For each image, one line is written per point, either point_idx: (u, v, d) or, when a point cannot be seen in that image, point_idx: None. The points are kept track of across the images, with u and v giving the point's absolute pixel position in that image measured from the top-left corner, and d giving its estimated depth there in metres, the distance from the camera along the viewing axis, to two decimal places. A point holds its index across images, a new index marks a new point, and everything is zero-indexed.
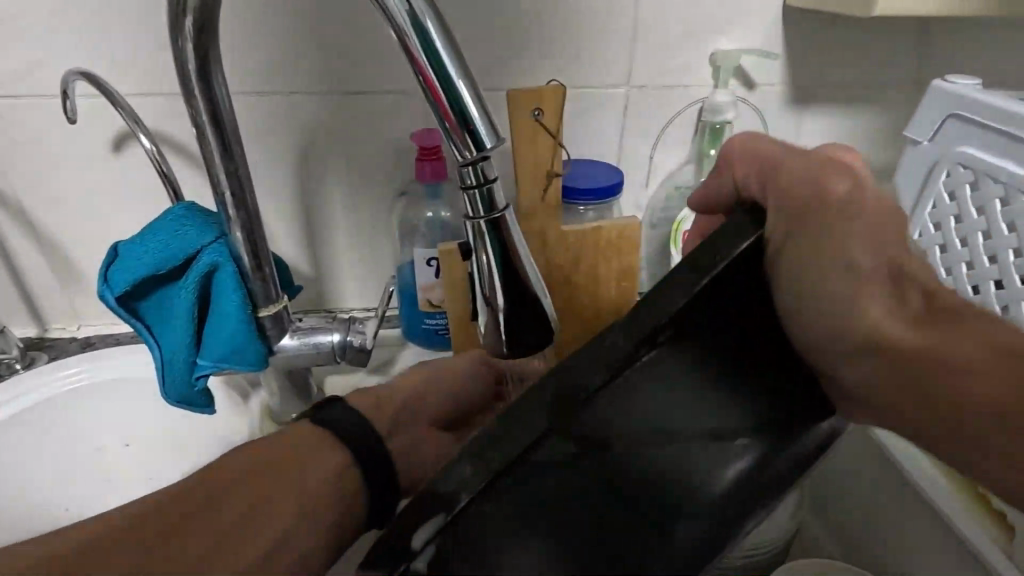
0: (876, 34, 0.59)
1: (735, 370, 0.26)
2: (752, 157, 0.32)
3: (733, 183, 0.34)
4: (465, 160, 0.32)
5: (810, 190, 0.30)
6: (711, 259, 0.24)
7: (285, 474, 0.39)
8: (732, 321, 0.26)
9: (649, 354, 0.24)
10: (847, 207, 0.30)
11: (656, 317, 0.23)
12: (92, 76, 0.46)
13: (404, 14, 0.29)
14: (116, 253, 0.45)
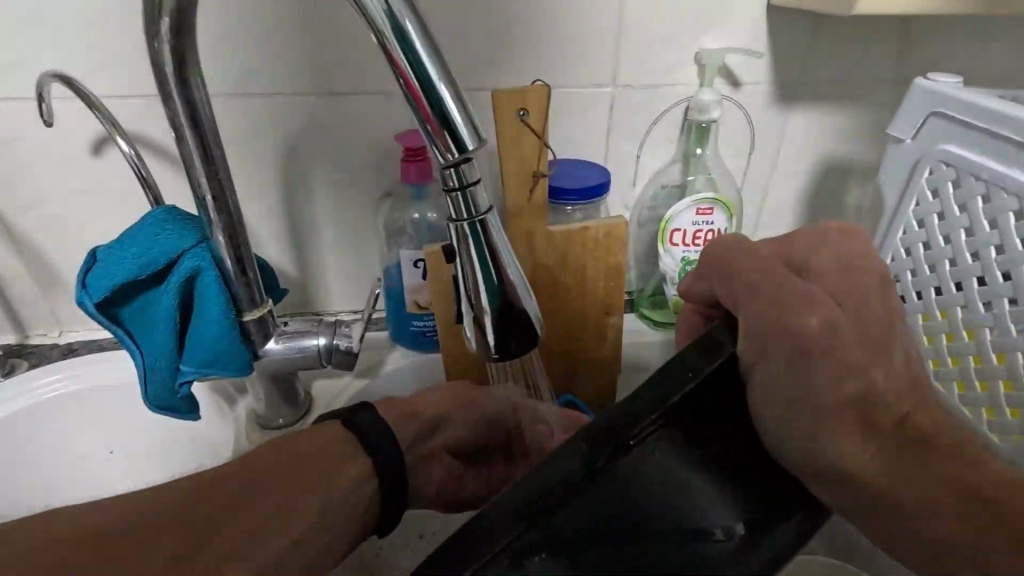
0: (860, 32, 0.59)
1: (722, 463, 0.29)
2: (734, 273, 0.35)
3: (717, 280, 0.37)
4: (447, 162, 0.31)
5: (779, 323, 0.32)
6: (687, 376, 0.29)
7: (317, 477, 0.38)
8: (719, 419, 0.30)
9: (646, 446, 0.27)
10: (812, 341, 0.32)
11: (649, 411, 0.28)
12: (68, 79, 0.46)
13: (382, 15, 0.28)
14: (95, 258, 0.44)
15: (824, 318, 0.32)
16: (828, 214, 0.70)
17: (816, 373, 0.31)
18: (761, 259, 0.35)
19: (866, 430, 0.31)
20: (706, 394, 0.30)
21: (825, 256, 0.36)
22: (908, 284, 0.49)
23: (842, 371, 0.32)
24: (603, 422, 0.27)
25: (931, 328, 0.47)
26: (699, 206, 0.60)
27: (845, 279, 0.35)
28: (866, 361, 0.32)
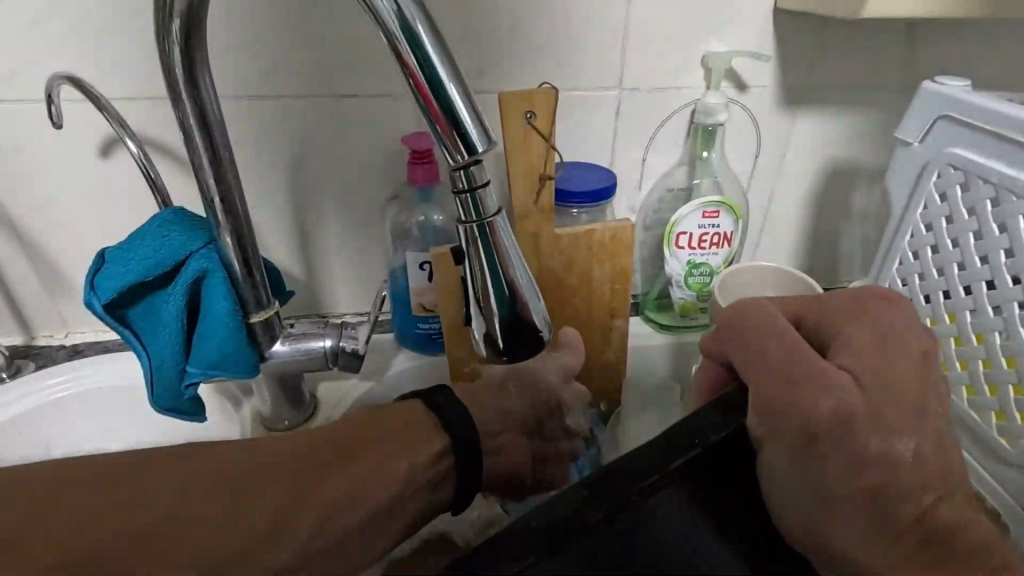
0: (866, 36, 0.59)
1: (725, 522, 0.30)
2: (748, 342, 0.35)
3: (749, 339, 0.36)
4: (457, 163, 0.31)
5: (789, 404, 0.31)
6: (694, 442, 0.30)
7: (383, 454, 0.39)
8: (729, 479, 0.31)
9: (651, 501, 0.28)
10: (822, 426, 0.31)
11: (651, 469, 0.29)
12: (77, 80, 0.46)
13: (392, 16, 0.28)
14: (103, 260, 0.45)
15: (837, 402, 0.31)
16: (833, 217, 0.70)
17: (829, 459, 0.31)
18: (779, 329, 0.35)
19: (884, 526, 0.31)
20: (712, 457, 0.31)
21: (853, 329, 0.36)
22: (915, 287, 0.49)
23: (856, 461, 0.31)
24: (603, 474, 0.28)
25: (940, 332, 0.47)
26: (705, 209, 0.60)
27: (869, 355, 0.34)
28: (883, 449, 0.31)
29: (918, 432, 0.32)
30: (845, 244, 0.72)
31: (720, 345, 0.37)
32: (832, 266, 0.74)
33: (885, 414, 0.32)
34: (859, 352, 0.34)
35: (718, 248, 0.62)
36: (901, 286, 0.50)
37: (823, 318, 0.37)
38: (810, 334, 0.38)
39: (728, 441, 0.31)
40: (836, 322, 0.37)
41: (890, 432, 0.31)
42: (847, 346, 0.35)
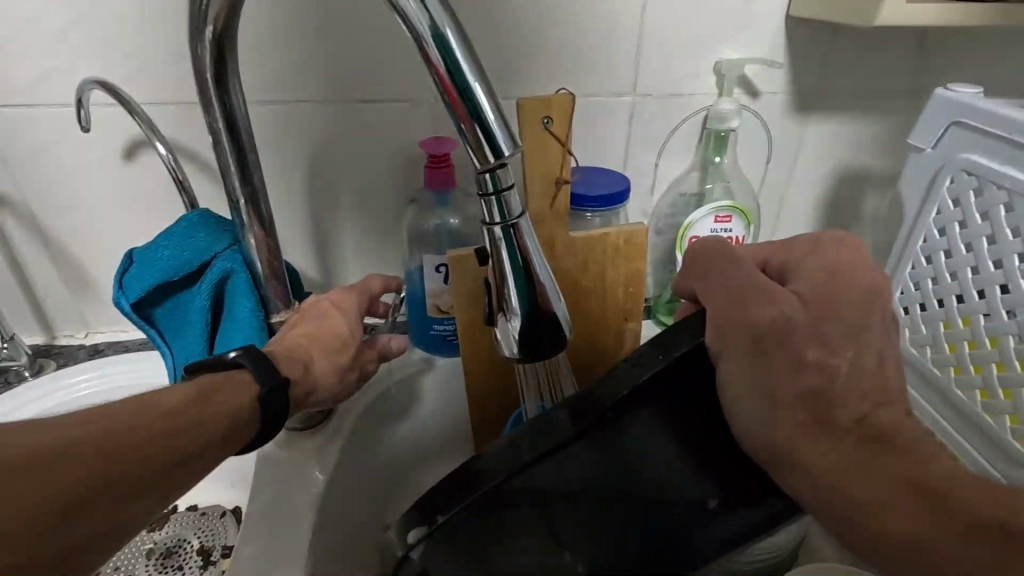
0: (877, 44, 0.60)
1: (701, 443, 0.32)
2: (718, 269, 0.35)
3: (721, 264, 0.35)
4: (483, 165, 0.32)
5: (732, 315, 0.32)
6: (657, 357, 0.31)
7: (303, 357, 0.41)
8: (706, 402, 0.32)
9: (625, 420, 0.31)
10: (765, 332, 0.32)
11: (623, 386, 0.30)
12: (107, 85, 0.47)
13: (424, 23, 0.29)
14: (131, 260, 0.46)
15: (779, 313, 0.32)
16: (844, 223, 0.70)
17: (770, 368, 0.31)
18: (734, 257, 0.35)
19: (827, 432, 0.31)
20: (682, 373, 0.31)
21: (813, 262, 0.36)
22: (928, 292, 0.49)
23: (796, 365, 0.31)
24: (585, 393, 0.31)
25: (954, 336, 0.47)
26: (717, 214, 0.60)
27: (822, 282, 0.34)
28: (821, 358, 0.31)
29: (862, 346, 0.32)
30: None
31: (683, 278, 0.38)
32: None
33: (827, 327, 0.32)
34: (813, 279, 0.34)
35: None
36: (913, 290, 0.51)
37: (787, 254, 0.37)
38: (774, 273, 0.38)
39: (694, 357, 0.31)
40: (799, 256, 0.36)
41: (830, 341, 0.32)
42: (802, 273, 0.35)
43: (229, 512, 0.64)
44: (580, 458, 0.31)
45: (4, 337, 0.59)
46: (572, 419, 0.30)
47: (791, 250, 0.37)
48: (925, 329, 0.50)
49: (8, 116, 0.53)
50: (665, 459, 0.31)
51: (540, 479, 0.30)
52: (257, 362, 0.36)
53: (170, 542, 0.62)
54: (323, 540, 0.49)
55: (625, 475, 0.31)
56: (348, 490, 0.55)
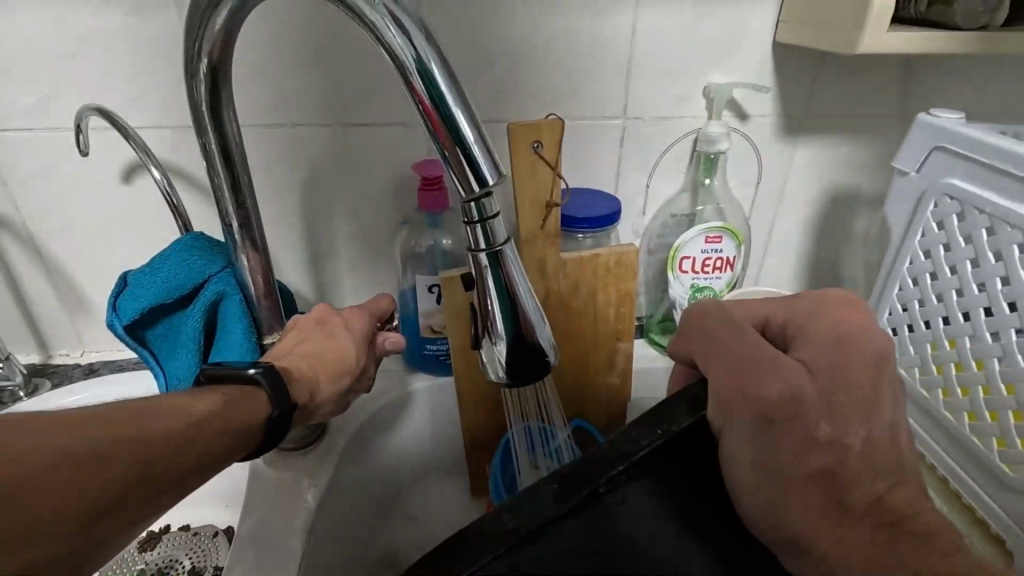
0: (863, 69, 0.61)
1: (692, 520, 0.30)
2: (720, 336, 0.36)
3: (730, 331, 0.36)
4: (468, 195, 0.33)
5: (741, 390, 0.32)
6: (656, 435, 0.30)
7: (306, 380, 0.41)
8: (702, 473, 0.31)
9: (619, 494, 0.28)
10: (774, 407, 0.32)
11: (619, 458, 0.29)
12: (106, 111, 0.48)
13: (410, 57, 0.30)
14: (125, 283, 0.47)
15: (786, 386, 0.33)
16: (835, 242, 0.71)
17: (780, 444, 0.32)
18: (737, 325, 0.36)
19: (839, 513, 0.31)
20: (679, 445, 0.31)
21: (815, 327, 0.37)
22: (915, 313, 0.50)
23: (806, 443, 0.32)
24: (580, 462, 0.28)
25: (941, 357, 0.48)
26: (708, 234, 0.61)
27: (825, 352, 0.35)
28: (831, 436, 0.32)
29: (868, 424, 0.33)
30: (847, 268, 0.73)
31: (683, 345, 0.38)
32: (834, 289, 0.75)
33: (834, 402, 0.33)
34: (817, 348, 0.35)
35: (722, 273, 0.63)
36: (901, 311, 0.51)
37: (789, 315, 0.39)
38: (776, 334, 0.39)
39: (690, 430, 0.31)
40: (802, 320, 0.38)
41: (840, 422, 0.33)
42: (805, 344, 0.36)
43: (221, 532, 0.64)
44: (573, 538, 0.27)
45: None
46: (567, 486, 0.27)
47: (791, 311, 0.39)
48: (914, 350, 0.50)
49: (8, 139, 0.54)
50: (662, 539, 0.29)
51: (531, 560, 0.26)
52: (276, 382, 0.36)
53: (162, 563, 0.62)
54: (313, 562, 0.49)
55: (625, 562, 0.27)
56: (340, 512, 0.55)
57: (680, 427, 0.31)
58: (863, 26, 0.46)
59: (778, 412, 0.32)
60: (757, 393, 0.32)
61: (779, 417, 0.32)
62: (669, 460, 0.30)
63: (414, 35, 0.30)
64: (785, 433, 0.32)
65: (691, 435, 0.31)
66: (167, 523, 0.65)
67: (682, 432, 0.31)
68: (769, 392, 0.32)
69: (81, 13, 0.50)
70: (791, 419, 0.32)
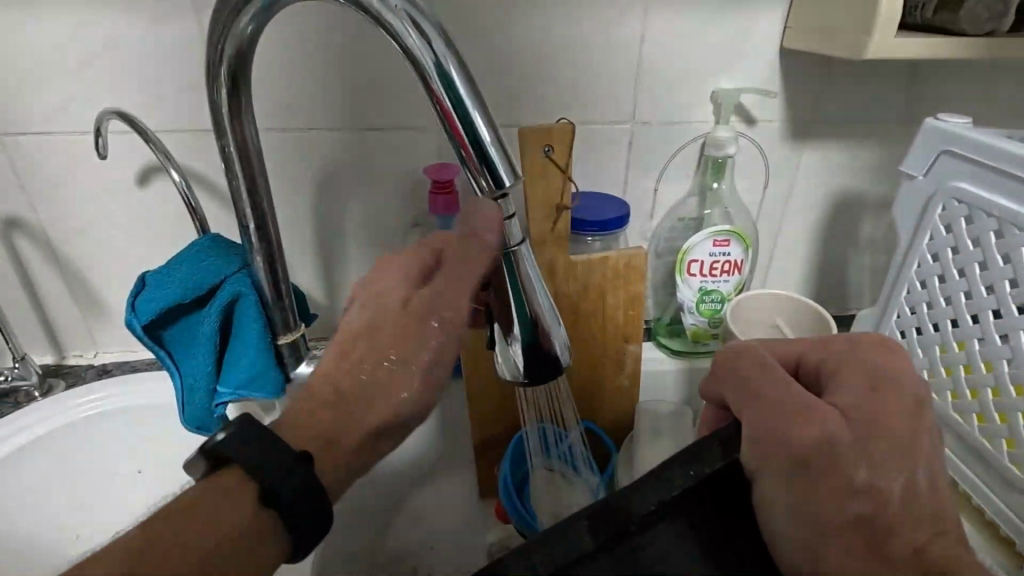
0: (869, 75, 0.61)
1: (722, 561, 0.28)
2: (750, 380, 0.34)
3: (762, 375, 0.34)
4: (484, 195, 0.34)
5: (773, 438, 0.31)
6: (687, 475, 0.28)
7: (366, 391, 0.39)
8: (738, 514, 0.29)
9: (647, 534, 0.27)
10: (808, 455, 0.31)
11: (651, 497, 0.27)
12: (125, 115, 0.49)
13: (430, 61, 0.31)
14: (145, 283, 0.47)
15: (821, 435, 0.32)
16: (842, 245, 0.72)
17: (816, 490, 0.31)
18: (768, 369, 0.34)
19: (871, 555, 0.31)
20: (715, 483, 0.29)
21: (850, 371, 0.35)
22: (924, 315, 0.50)
23: (844, 490, 0.31)
24: (609, 501, 0.27)
25: (950, 359, 0.48)
26: (716, 238, 0.61)
27: (862, 398, 0.34)
28: (869, 481, 0.32)
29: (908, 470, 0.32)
30: (853, 273, 0.73)
31: (713, 385, 0.36)
32: (841, 292, 0.75)
33: (872, 451, 0.32)
34: (852, 394, 0.34)
35: (729, 276, 0.64)
36: (909, 313, 0.52)
37: (824, 356, 0.37)
38: (810, 374, 0.37)
39: (723, 472, 0.29)
40: (838, 361, 0.36)
41: (877, 467, 0.32)
42: (842, 386, 0.34)
43: None
44: None
45: (16, 357, 0.60)
46: (593, 526, 0.26)
47: (829, 351, 0.37)
48: (922, 353, 0.51)
49: (28, 143, 0.55)
50: None
51: None
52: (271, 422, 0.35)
53: None
54: None
55: None
56: None
57: (718, 463, 0.29)
58: (869, 32, 0.47)
59: (813, 459, 0.31)
60: (791, 442, 0.31)
61: (812, 462, 0.31)
62: (703, 496, 0.29)
63: (433, 39, 0.31)
64: (821, 480, 0.31)
65: (726, 474, 0.29)
66: None
67: (720, 470, 0.29)
68: (802, 442, 0.31)
69: (101, 19, 0.51)
70: (826, 465, 0.31)
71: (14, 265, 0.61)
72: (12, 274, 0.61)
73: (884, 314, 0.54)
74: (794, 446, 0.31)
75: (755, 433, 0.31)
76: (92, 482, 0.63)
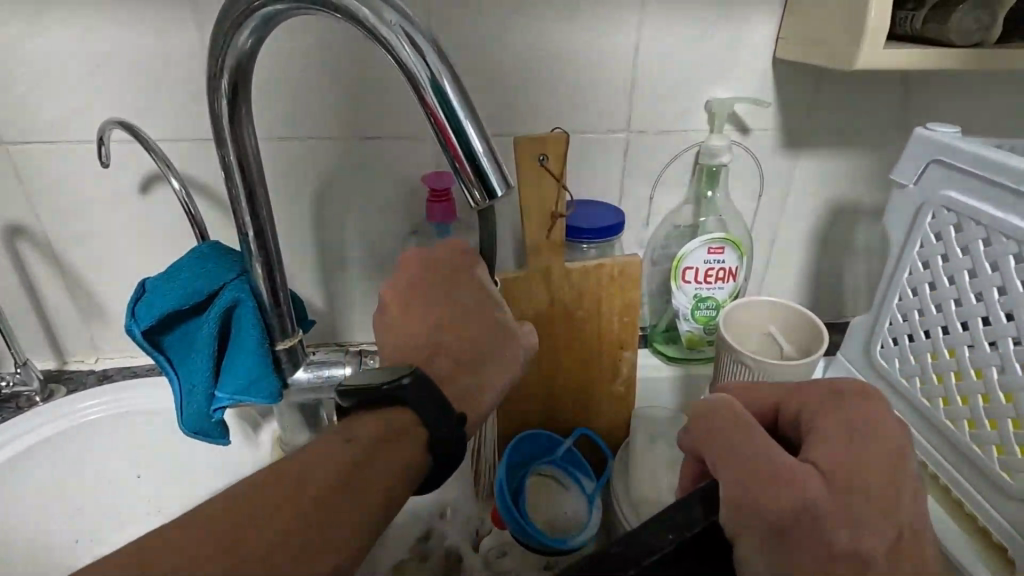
0: (862, 85, 0.62)
1: None
2: (722, 437, 0.33)
3: (742, 426, 0.33)
4: (477, 205, 0.34)
5: (750, 493, 0.30)
6: (666, 539, 0.29)
7: (463, 335, 0.45)
8: None
9: None
10: (786, 520, 0.30)
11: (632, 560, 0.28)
12: (128, 125, 0.49)
13: (425, 73, 0.32)
14: (144, 289, 0.48)
15: (799, 495, 0.30)
16: (837, 252, 0.72)
17: (796, 558, 0.30)
18: (745, 422, 0.33)
19: None
20: (695, 545, 0.29)
21: (828, 420, 0.34)
22: (915, 323, 0.51)
23: (826, 557, 0.30)
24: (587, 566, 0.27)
25: (941, 366, 0.48)
26: (710, 245, 0.62)
27: (841, 448, 0.32)
28: (853, 546, 0.30)
29: (897, 520, 0.31)
30: (849, 280, 0.74)
31: (690, 439, 0.35)
32: (837, 299, 0.75)
33: (854, 506, 0.30)
34: (833, 446, 0.33)
35: (724, 283, 0.64)
36: (901, 321, 0.52)
37: (803, 403, 0.36)
38: (789, 422, 0.37)
39: (703, 533, 0.30)
40: (814, 411, 0.36)
41: (861, 529, 0.30)
42: (819, 438, 0.33)
43: None
44: None
45: (18, 362, 0.61)
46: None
47: (807, 397, 0.37)
48: (916, 360, 0.51)
49: (32, 151, 0.56)
50: None
51: None
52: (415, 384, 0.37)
53: None
54: None
55: None
56: None
57: (695, 527, 0.30)
58: (859, 43, 0.47)
59: (791, 523, 0.30)
60: (767, 504, 0.30)
61: (792, 527, 0.30)
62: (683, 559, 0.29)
63: (428, 52, 0.32)
64: (801, 545, 0.30)
65: (704, 539, 0.30)
66: None
67: (696, 534, 0.30)
68: (777, 503, 0.30)
69: (106, 31, 0.52)
70: (809, 530, 0.30)
71: (17, 271, 0.62)
72: (15, 281, 0.62)
73: (877, 322, 0.55)
74: (772, 509, 0.30)
75: (726, 492, 0.31)
76: (91, 488, 0.63)
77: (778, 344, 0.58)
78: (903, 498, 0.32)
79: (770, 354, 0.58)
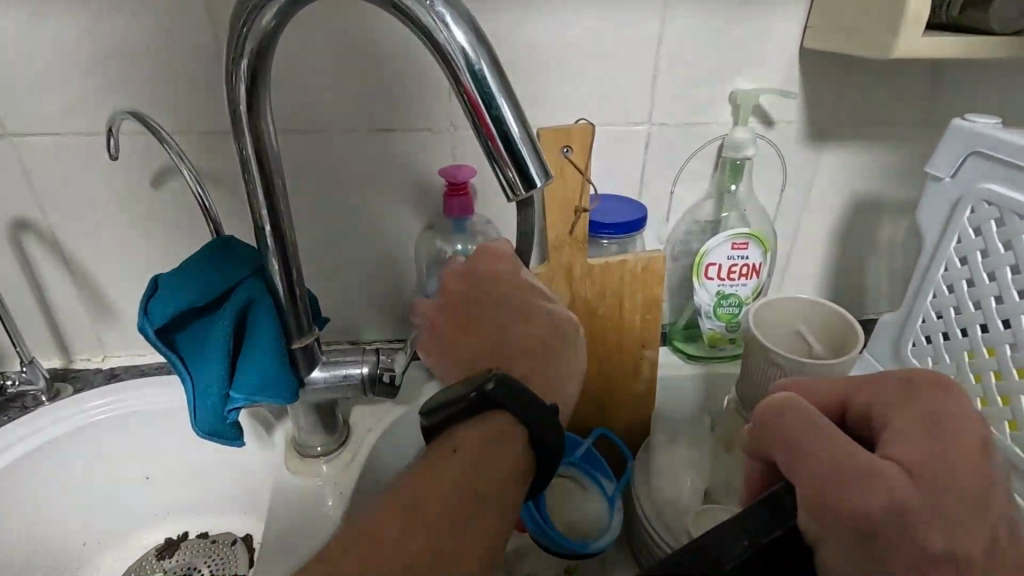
0: (890, 75, 0.60)
1: None
2: (794, 441, 0.31)
3: (823, 431, 0.31)
4: (513, 194, 0.33)
5: (834, 496, 0.29)
6: (738, 548, 0.27)
7: (521, 327, 0.49)
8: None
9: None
10: (874, 523, 0.28)
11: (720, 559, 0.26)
12: (138, 115, 0.48)
13: (460, 57, 0.30)
14: (156, 287, 0.47)
15: (889, 499, 0.28)
16: (860, 248, 0.70)
17: (885, 560, 0.29)
18: (819, 425, 0.32)
19: None
20: (774, 552, 0.28)
21: (905, 415, 0.33)
22: (951, 320, 0.49)
23: (918, 560, 0.28)
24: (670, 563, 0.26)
25: (980, 365, 0.47)
26: (734, 241, 0.60)
27: (925, 444, 0.31)
28: (948, 550, 0.28)
29: (987, 522, 0.29)
30: (871, 277, 0.72)
31: (756, 443, 0.34)
32: (858, 296, 0.74)
33: (947, 507, 0.29)
34: (916, 443, 0.31)
35: (748, 280, 0.62)
36: (935, 318, 0.51)
37: (876, 397, 0.35)
38: (859, 417, 0.35)
39: (780, 540, 0.29)
40: (888, 407, 0.34)
41: (955, 532, 0.29)
42: (898, 435, 0.32)
43: (239, 540, 0.63)
44: None
45: (24, 360, 0.60)
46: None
47: (880, 391, 0.35)
48: (950, 359, 0.49)
49: (38, 144, 0.54)
50: None
51: None
52: (502, 382, 0.39)
53: (181, 570, 0.62)
54: None
55: None
56: None
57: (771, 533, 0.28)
58: (897, 31, 0.46)
59: (884, 525, 0.28)
60: (851, 506, 0.29)
61: (884, 531, 0.28)
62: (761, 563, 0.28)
63: (462, 35, 0.30)
64: (893, 546, 0.29)
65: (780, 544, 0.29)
66: (185, 529, 0.65)
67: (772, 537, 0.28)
68: (863, 507, 0.29)
69: (113, 19, 0.50)
70: (905, 532, 0.28)
71: (23, 267, 0.60)
72: (20, 276, 0.61)
73: (908, 319, 0.53)
74: (862, 513, 0.29)
75: (807, 495, 0.29)
76: (99, 489, 0.62)
77: (806, 342, 0.57)
78: (993, 496, 0.30)
79: (797, 352, 0.56)
